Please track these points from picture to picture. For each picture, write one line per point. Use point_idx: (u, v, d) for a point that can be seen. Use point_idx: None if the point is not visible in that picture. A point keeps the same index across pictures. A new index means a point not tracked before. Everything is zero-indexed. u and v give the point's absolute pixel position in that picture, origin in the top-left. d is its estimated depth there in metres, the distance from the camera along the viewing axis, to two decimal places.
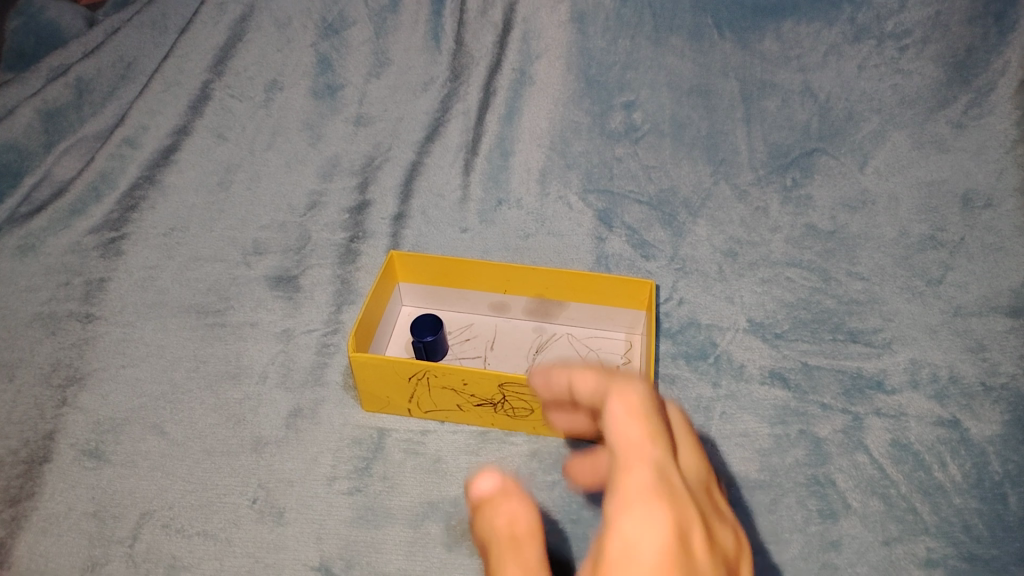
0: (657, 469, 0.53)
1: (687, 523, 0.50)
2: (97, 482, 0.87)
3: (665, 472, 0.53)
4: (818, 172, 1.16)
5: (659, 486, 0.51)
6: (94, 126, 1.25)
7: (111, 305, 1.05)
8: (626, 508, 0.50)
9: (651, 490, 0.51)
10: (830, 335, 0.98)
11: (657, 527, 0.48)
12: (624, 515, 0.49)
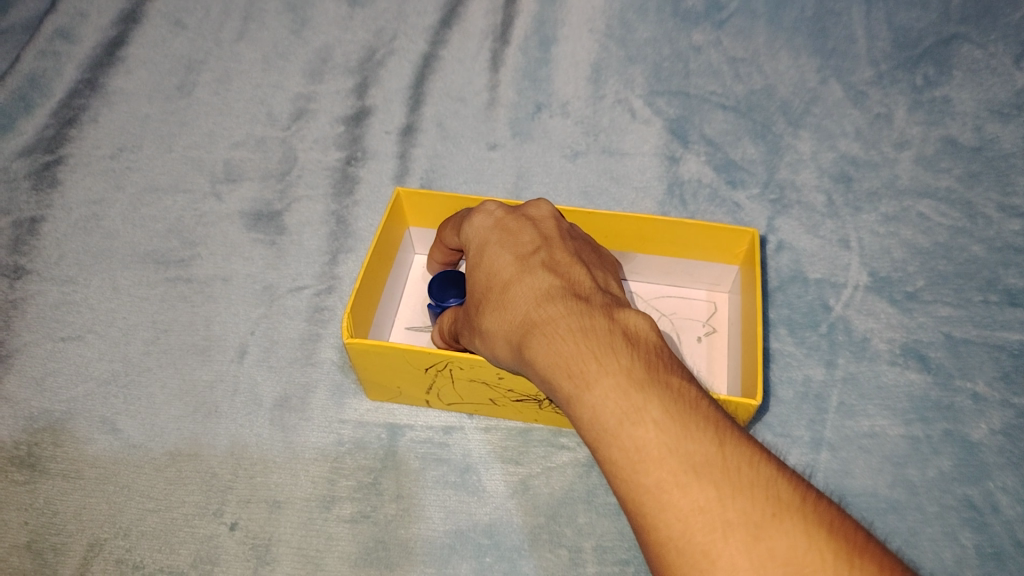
0: (506, 229, 0.59)
1: (533, 254, 0.56)
2: (31, 502, 0.67)
3: (512, 224, 0.59)
4: (959, 67, 0.88)
5: (501, 245, 0.58)
6: (22, 15, 0.98)
7: (47, 256, 0.81)
8: (494, 279, 0.55)
9: (502, 242, 0.58)
10: (980, 296, 0.75)
11: (507, 267, 0.55)
12: (488, 270, 0.56)
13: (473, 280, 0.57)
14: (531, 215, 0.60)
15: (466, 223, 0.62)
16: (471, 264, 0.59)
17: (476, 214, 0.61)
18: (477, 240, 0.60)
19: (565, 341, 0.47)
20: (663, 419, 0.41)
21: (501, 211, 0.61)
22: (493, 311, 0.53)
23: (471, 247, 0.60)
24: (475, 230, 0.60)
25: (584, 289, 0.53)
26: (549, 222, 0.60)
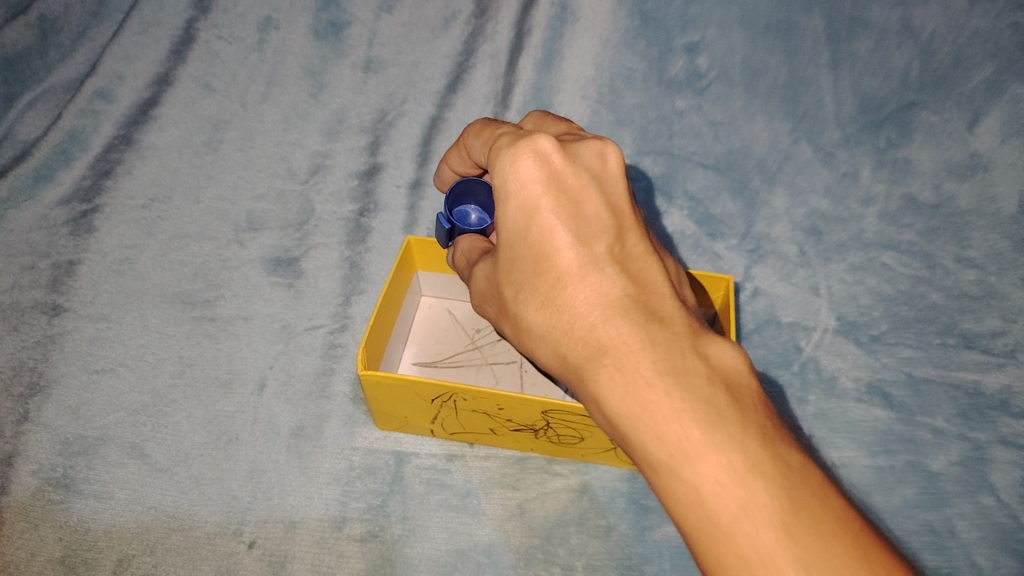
0: (564, 191, 0.55)
1: (595, 244, 0.55)
2: (65, 520, 0.72)
3: (574, 188, 0.55)
4: (918, 131, 0.96)
5: (561, 220, 0.55)
6: (63, 75, 1.03)
7: (83, 295, 0.88)
8: (551, 263, 0.55)
9: (559, 208, 0.55)
10: (939, 338, 0.83)
11: (569, 253, 0.55)
12: (541, 245, 0.55)
13: (519, 243, 0.56)
14: (586, 168, 0.57)
15: (509, 159, 0.56)
16: (517, 221, 0.56)
17: (524, 155, 0.55)
18: (524, 192, 0.55)
19: (651, 388, 0.48)
20: (788, 526, 0.41)
21: (563, 164, 0.56)
22: (546, 309, 0.56)
23: (513, 194, 0.55)
24: (525, 180, 0.55)
25: (649, 295, 0.55)
26: (610, 187, 0.57)
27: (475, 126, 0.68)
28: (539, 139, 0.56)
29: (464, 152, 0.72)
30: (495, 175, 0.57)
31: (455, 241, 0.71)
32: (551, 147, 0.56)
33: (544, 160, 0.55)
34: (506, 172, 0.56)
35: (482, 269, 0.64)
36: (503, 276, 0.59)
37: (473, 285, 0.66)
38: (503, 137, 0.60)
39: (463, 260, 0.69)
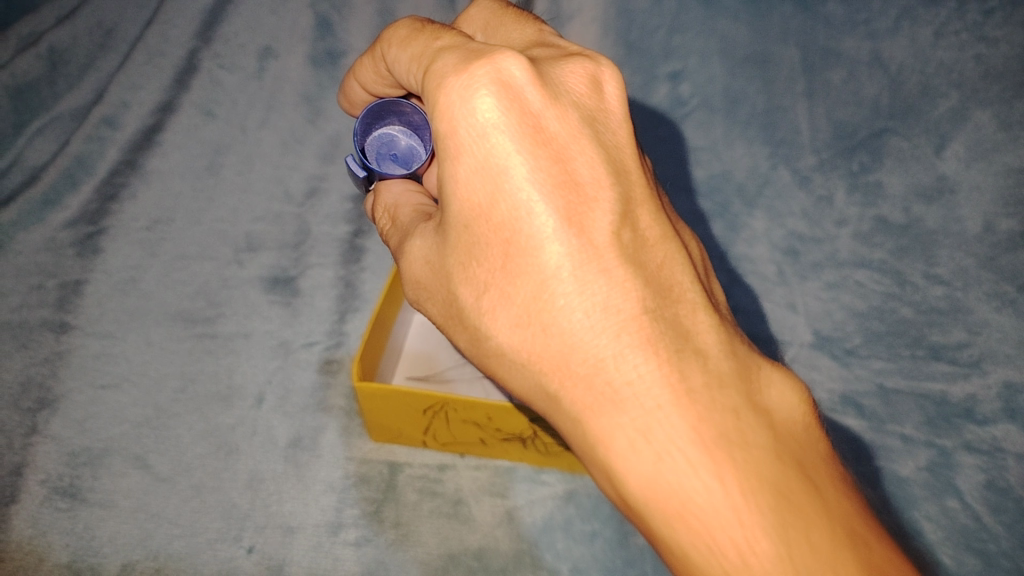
0: (545, 146, 0.49)
1: (587, 218, 0.49)
2: (72, 527, 0.75)
3: (556, 140, 0.49)
4: (888, 156, 0.99)
5: (542, 186, 0.48)
6: (71, 104, 1.02)
7: (89, 314, 0.90)
8: (525, 249, 0.49)
9: (538, 171, 0.48)
10: (909, 351, 0.87)
11: (549, 233, 0.48)
12: (514, 222, 0.49)
13: (484, 222, 0.50)
14: (567, 106, 0.50)
15: (461, 93, 0.49)
16: (480, 189, 0.49)
17: (488, 88, 0.48)
18: (492, 146, 0.48)
19: (698, 473, 0.43)
20: None
21: (539, 102, 0.49)
22: (535, 324, 0.49)
23: (475, 144, 0.49)
24: (495, 127, 0.48)
25: (667, 301, 0.49)
26: (598, 134, 0.51)
27: (402, 27, 0.60)
28: (506, 63, 0.49)
29: (377, 64, 0.64)
30: (447, 112, 0.49)
31: (379, 187, 0.68)
32: (521, 72, 0.49)
33: (511, 94, 0.49)
34: (468, 115, 0.49)
35: (424, 233, 0.58)
36: (457, 254, 0.53)
37: (407, 252, 0.59)
38: (450, 54, 0.52)
39: (390, 206, 0.66)
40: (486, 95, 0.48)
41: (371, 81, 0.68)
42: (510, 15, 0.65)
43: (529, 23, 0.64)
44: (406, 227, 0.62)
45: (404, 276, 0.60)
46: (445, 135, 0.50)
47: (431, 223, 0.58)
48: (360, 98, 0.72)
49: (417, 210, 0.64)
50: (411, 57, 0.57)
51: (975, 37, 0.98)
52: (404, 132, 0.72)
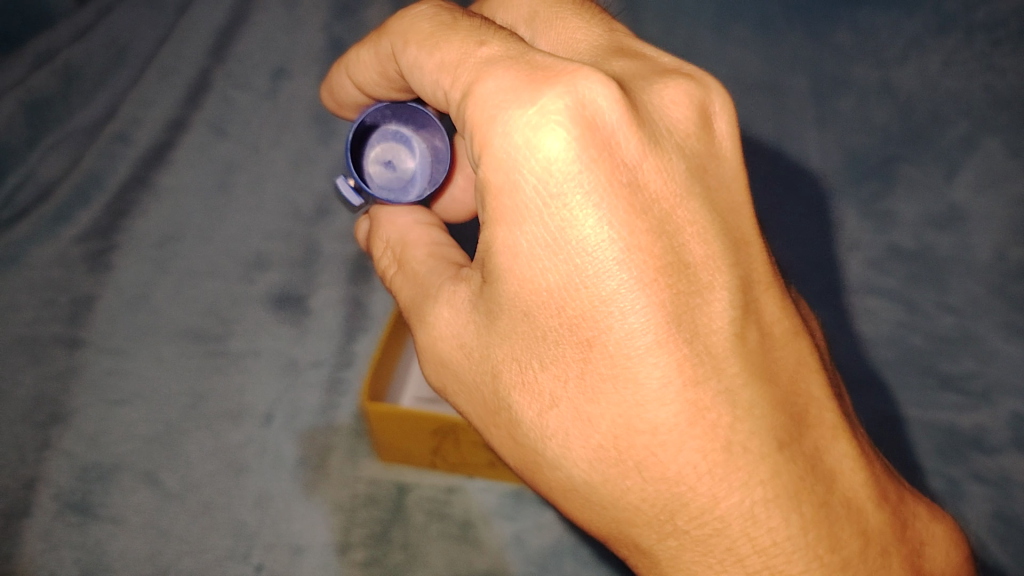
0: (642, 214, 0.47)
1: (694, 316, 0.48)
2: (82, 542, 0.77)
3: (654, 206, 0.48)
4: (900, 183, 1.01)
5: (642, 277, 0.47)
6: (85, 118, 1.01)
7: (100, 329, 0.90)
8: (623, 369, 0.47)
9: (636, 260, 0.47)
10: (919, 378, 0.88)
11: (643, 346, 0.47)
12: (600, 319, 0.47)
13: (566, 329, 0.48)
14: (664, 164, 0.49)
15: (527, 136, 0.46)
16: (551, 265, 0.47)
17: (574, 132, 0.46)
18: (577, 217, 0.46)
19: None
20: None
21: (633, 149, 0.48)
22: (638, 467, 0.48)
23: (554, 210, 0.47)
24: (579, 193, 0.46)
25: (809, 433, 0.51)
26: (701, 191, 0.50)
27: (435, 25, 0.56)
28: (593, 96, 0.47)
29: (383, 62, 0.61)
30: (512, 158, 0.47)
31: (380, 220, 0.67)
32: (606, 100, 0.47)
33: (595, 140, 0.46)
34: (543, 167, 0.46)
35: (460, 307, 0.55)
36: (519, 342, 0.50)
37: (434, 323, 0.56)
38: (509, 68, 0.49)
39: (399, 241, 0.65)
40: (563, 139, 0.46)
41: (372, 82, 0.65)
42: (562, 12, 0.63)
43: (589, 21, 0.63)
44: (427, 284, 0.60)
45: (427, 354, 0.57)
46: (509, 191, 0.48)
47: (461, 291, 0.56)
48: (354, 100, 0.69)
49: (428, 250, 0.63)
50: (448, 63, 0.53)
51: (981, 67, 1.05)
52: (408, 138, 0.70)
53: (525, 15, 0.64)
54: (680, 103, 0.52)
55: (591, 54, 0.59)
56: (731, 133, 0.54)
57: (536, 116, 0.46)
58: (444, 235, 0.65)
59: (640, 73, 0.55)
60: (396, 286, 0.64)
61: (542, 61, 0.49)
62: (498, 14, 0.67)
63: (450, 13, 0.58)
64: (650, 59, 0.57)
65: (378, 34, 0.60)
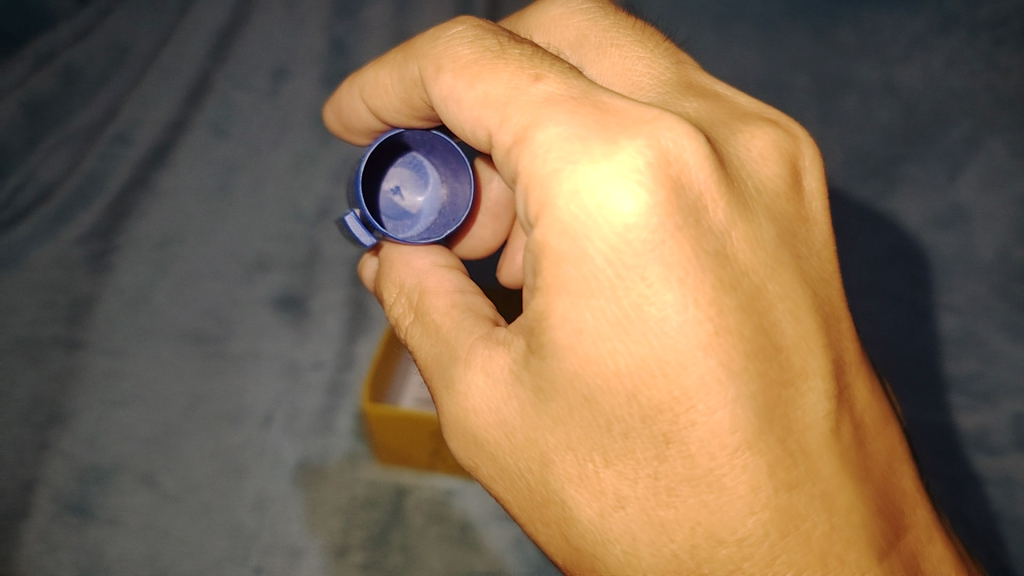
0: (731, 293, 0.44)
1: (783, 403, 0.46)
2: (82, 543, 0.77)
3: (743, 280, 0.45)
4: (904, 184, 1.00)
5: (731, 364, 0.44)
6: (84, 118, 1.00)
7: (99, 330, 0.90)
8: (709, 472, 0.45)
9: (727, 353, 0.44)
10: (921, 381, 0.88)
11: (730, 447, 0.45)
12: (680, 412, 0.44)
13: (642, 425, 0.45)
14: (749, 233, 0.46)
15: (602, 213, 0.43)
16: (622, 345, 0.44)
17: (661, 208, 0.43)
18: (660, 293, 0.43)
19: None
20: None
21: (722, 214, 0.46)
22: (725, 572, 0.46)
23: (631, 285, 0.44)
24: (663, 268, 0.43)
25: (893, 520, 0.51)
26: (791, 260, 0.48)
27: (479, 52, 0.54)
28: (681, 150, 0.44)
29: (409, 88, 0.60)
30: (584, 222, 0.44)
31: (398, 266, 0.63)
32: (691, 156, 0.45)
33: (681, 206, 0.44)
34: (620, 241, 0.43)
35: (498, 376, 0.51)
36: (578, 426, 0.47)
37: (464, 391, 0.53)
38: (576, 110, 0.47)
39: (417, 287, 0.61)
40: (639, 206, 0.43)
41: (391, 109, 0.65)
42: (611, 40, 0.63)
43: (650, 52, 0.61)
44: (454, 345, 0.55)
45: (456, 429, 0.54)
46: (574, 258, 0.44)
47: (499, 358, 0.52)
48: (364, 123, 0.69)
49: (450, 298, 0.59)
50: (495, 99, 0.50)
51: (984, 66, 1.05)
52: (427, 177, 0.72)
53: (564, 38, 0.66)
54: (768, 156, 0.51)
55: (660, 94, 0.57)
56: (820, 190, 0.53)
57: (618, 176, 0.43)
58: (466, 279, 0.61)
59: (718, 120, 0.53)
60: (415, 340, 0.60)
61: (613, 107, 0.47)
62: (537, 36, 0.68)
63: (494, 36, 0.55)
64: (722, 101, 0.56)
65: (405, 56, 0.59)
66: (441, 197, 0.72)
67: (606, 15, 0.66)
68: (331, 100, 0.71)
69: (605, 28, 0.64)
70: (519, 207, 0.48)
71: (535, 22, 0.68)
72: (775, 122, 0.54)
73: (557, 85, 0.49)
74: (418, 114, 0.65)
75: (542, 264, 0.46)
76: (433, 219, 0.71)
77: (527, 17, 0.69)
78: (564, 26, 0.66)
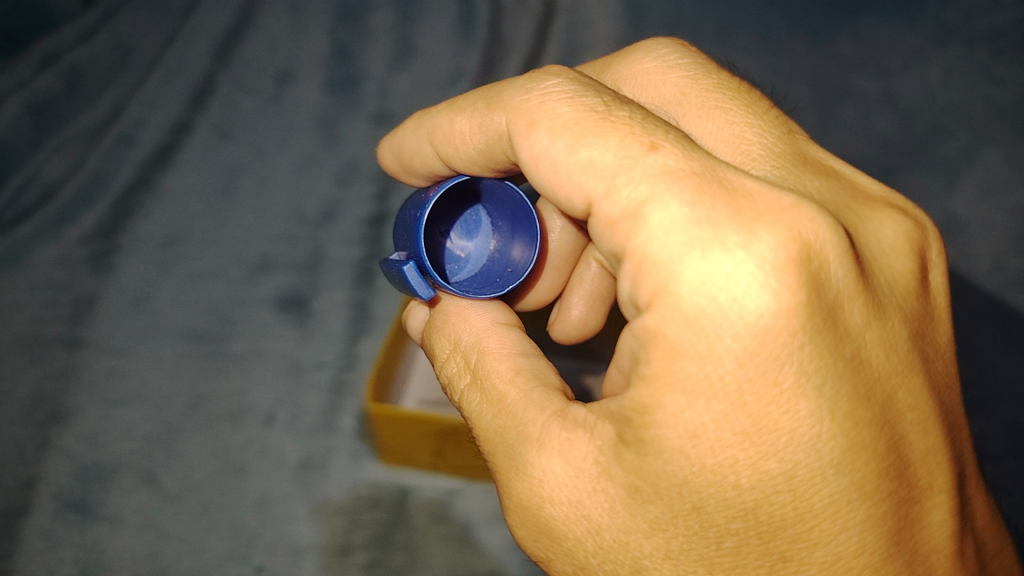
0: (864, 403, 0.44)
1: (909, 522, 0.46)
2: (82, 542, 0.77)
3: (874, 388, 0.45)
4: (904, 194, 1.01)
5: (862, 482, 0.44)
6: (88, 120, 1.02)
7: (101, 328, 0.90)
8: None
9: (860, 470, 0.44)
10: None
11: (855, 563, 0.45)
12: (806, 524, 0.44)
13: (760, 535, 0.45)
14: (880, 335, 0.46)
15: (746, 316, 0.42)
16: (744, 454, 0.43)
17: (803, 314, 0.42)
18: (796, 403, 0.43)
19: None
20: None
21: (857, 316, 0.45)
22: None
23: (764, 392, 0.43)
24: (799, 377, 0.43)
25: None
26: (920, 364, 0.48)
27: (579, 110, 0.51)
28: (821, 242, 0.43)
29: (490, 141, 0.59)
30: (714, 319, 0.42)
31: (455, 326, 0.61)
32: (832, 251, 0.44)
33: (821, 305, 0.43)
34: (755, 341, 0.42)
35: (581, 465, 0.49)
36: (681, 535, 0.46)
37: (538, 479, 0.50)
38: (701, 188, 0.45)
39: (475, 345, 0.59)
40: (775, 308, 0.42)
41: (463, 158, 0.62)
42: (715, 102, 0.58)
43: (760, 120, 0.57)
44: (522, 421, 0.52)
45: (522, 519, 0.51)
46: (697, 354, 0.43)
47: (581, 444, 0.50)
48: (427, 166, 0.66)
49: (513, 363, 0.56)
50: (602, 167, 0.48)
51: (982, 79, 1.07)
52: (484, 229, 0.73)
53: (662, 99, 0.61)
54: (898, 248, 0.50)
55: (776, 170, 0.53)
56: (943, 285, 0.54)
57: (760, 271, 0.42)
58: (526, 338, 0.59)
59: (841, 203, 0.52)
60: (468, 407, 0.57)
61: (741, 187, 0.46)
62: (627, 89, 0.63)
63: (595, 94, 0.53)
64: (848, 185, 0.55)
65: (490, 106, 0.57)
66: (490, 249, 0.71)
67: (708, 72, 0.61)
68: (390, 139, 0.68)
69: (707, 87, 0.59)
70: (624, 286, 0.47)
71: (624, 72, 0.64)
72: (902, 209, 0.54)
73: (675, 157, 0.47)
74: (490, 167, 0.62)
75: (652, 354, 0.44)
76: (485, 266, 0.71)
77: (615, 66, 0.64)
78: (658, 81, 0.62)
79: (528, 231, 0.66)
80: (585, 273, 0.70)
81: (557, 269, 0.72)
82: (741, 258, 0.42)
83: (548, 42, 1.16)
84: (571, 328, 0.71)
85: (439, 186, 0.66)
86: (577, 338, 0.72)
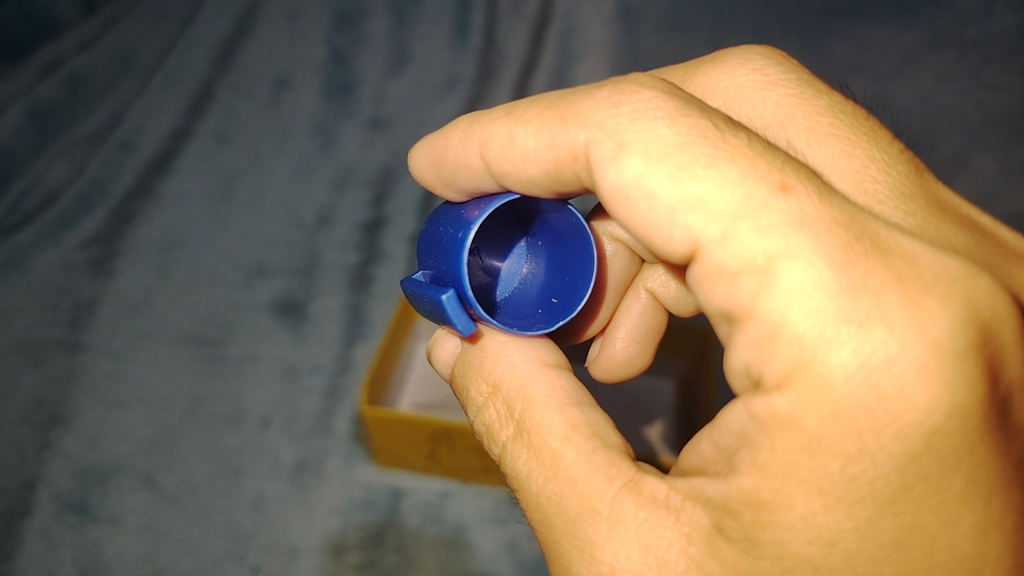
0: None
1: None
2: (82, 542, 0.78)
3: None
4: None
5: None
6: (88, 127, 1.03)
7: (101, 332, 0.91)
8: None
9: None
10: None
11: None
12: None
13: None
14: None
15: (914, 415, 0.39)
16: (888, 569, 0.41)
17: (972, 412, 0.39)
18: (958, 515, 0.40)
19: None
20: None
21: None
22: None
23: (920, 502, 0.40)
24: (964, 486, 0.40)
25: None
26: None
27: (685, 132, 0.45)
28: (997, 321, 0.41)
29: (560, 160, 0.50)
30: (872, 415, 0.39)
31: (494, 372, 0.55)
32: (1005, 335, 0.41)
33: (993, 402, 0.40)
34: (917, 443, 0.39)
35: (662, 554, 0.44)
36: None
37: (608, 565, 0.45)
38: (852, 248, 0.41)
39: (519, 392, 0.53)
40: (945, 402, 0.39)
41: (524, 176, 0.53)
42: (828, 128, 0.53)
43: (884, 153, 0.51)
44: (586, 492, 0.47)
45: None
46: (847, 453, 0.40)
47: (667, 532, 0.44)
48: (473, 181, 0.57)
49: (568, 417, 0.51)
50: (716, 209, 0.43)
51: (974, 84, 1.09)
52: (523, 253, 0.66)
53: (760, 119, 0.55)
54: None
55: (909, 215, 0.48)
56: None
57: (930, 358, 0.39)
58: (574, 382, 0.54)
59: (995, 262, 0.48)
60: (513, 461, 0.51)
61: (896, 248, 0.42)
62: (716, 103, 0.57)
63: (702, 113, 0.46)
64: (992, 239, 0.51)
65: (563, 119, 0.50)
66: (522, 272, 0.65)
67: (817, 93, 0.55)
68: (431, 144, 0.60)
69: (817, 110, 0.54)
70: (739, 355, 0.43)
71: (713, 84, 0.58)
72: None
73: (810, 203, 0.42)
74: (553, 191, 0.54)
75: (777, 442, 0.41)
76: (521, 291, 0.65)
77: (701, 75, 0.59)
78: (757, 98, 0.56)
79: (578, 257, 0.59)
80: (633, 305, 0.66)
81: (614, 304, 0.67)
82: (907, 342, 0.39)
83: (543, 48, 1.17)
84: (614, 365, 0.66)
85: (484, 206, 0.57)
86: (621, 376, 0.67)
